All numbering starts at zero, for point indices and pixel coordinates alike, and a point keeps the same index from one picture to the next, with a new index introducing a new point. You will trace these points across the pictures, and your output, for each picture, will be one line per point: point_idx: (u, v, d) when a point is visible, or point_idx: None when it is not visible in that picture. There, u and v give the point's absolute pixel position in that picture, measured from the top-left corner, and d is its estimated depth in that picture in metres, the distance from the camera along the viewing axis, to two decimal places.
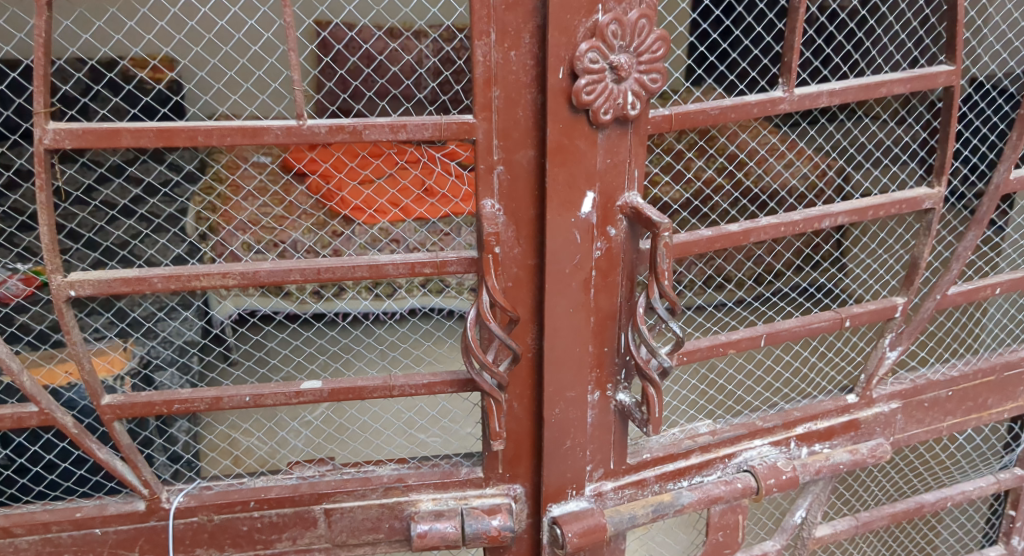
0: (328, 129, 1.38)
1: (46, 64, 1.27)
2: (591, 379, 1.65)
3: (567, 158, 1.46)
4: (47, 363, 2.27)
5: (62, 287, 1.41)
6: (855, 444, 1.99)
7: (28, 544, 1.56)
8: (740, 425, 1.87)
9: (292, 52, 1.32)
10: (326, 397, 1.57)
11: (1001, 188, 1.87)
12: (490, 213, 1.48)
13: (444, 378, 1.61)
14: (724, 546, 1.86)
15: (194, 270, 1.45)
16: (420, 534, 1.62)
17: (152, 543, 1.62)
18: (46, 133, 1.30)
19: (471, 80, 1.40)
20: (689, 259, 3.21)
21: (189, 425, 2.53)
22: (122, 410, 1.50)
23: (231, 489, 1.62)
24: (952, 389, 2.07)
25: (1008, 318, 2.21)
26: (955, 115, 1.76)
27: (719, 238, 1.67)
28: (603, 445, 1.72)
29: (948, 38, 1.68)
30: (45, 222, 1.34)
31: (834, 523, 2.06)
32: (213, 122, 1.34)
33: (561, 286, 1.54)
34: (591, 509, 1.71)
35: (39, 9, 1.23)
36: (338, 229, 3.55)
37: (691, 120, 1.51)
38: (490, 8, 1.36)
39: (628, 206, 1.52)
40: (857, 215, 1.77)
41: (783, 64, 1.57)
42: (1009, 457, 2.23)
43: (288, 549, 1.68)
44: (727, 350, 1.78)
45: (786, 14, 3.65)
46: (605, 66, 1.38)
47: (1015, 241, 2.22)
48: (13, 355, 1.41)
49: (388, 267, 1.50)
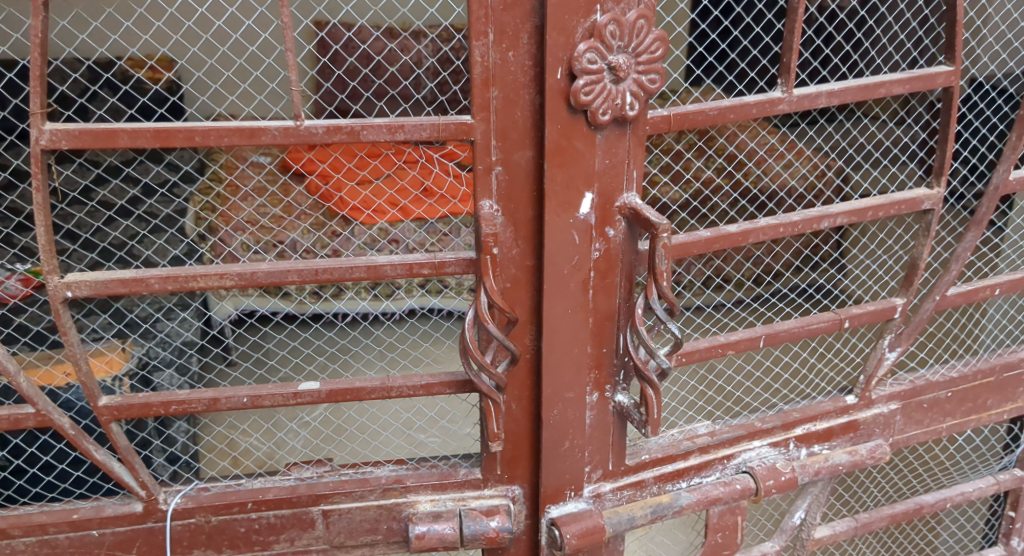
0: (325, 129, 1.38)
1: (43, 65, 1.27)
2: (590, 380, 1.65)
3: (566, 159, 1.45)
4: (44, 364, 2.27)
5: (58, 288, 1.40)
6: (855, 446, 1.99)
7: (25, 545, 1.56)
8: (739, 426, 1.87)
9: (289, 52, 1.32)
10: (324, 398, 1.57)
11: (1001, 188, 1.87)
12: (488, 214, 1.48)
13: (442, 379, 1.60)
14: (724, 547, 1.85)
15: (192, 270, 1.44)
16: (418, 536, 1.62)
17: (149, 545, 1.62)
18: (43, 133, 1.30)
19: (469, 81, 1.40)
20: (689, 260, 3.21)
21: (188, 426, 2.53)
22: (119, 411, 1.50)
23: (229, 490, 1.62)
24: (951, 390, 2.06)
25: (1007, 318, 2.20)
26: (955, 116, 1.75)
27: (718, 238, 1.66)
28: (602, 446, 1.71)
29: (948, 38, 1.68)
30: (41, 222, 1.34)
31: (834, 523, 2.06)
32: (210, 122, 1.34)
33: (560, 287, 1.54)
34: (590, 510, 1.71)
35: (36, 9, 1.23)
36: (337, 229, 3.55)
37: (689, 121, 1.51)
38: (488, 8, 1.36)
39: (627, 206, 1.52)
40: (856, 215, 1.77)
41: (782, 64, 1.56)
42: (1010, 457, 2.22)
43: (286, 550, 1.67)
44: (726, 350, 1.78)
45: (785, 14, 3.65)
46: (604, 66, 1.38)
47: (1014, 242, 2.22)
48: (9, 356, 1.40)
49: (386, 268, 1.49)
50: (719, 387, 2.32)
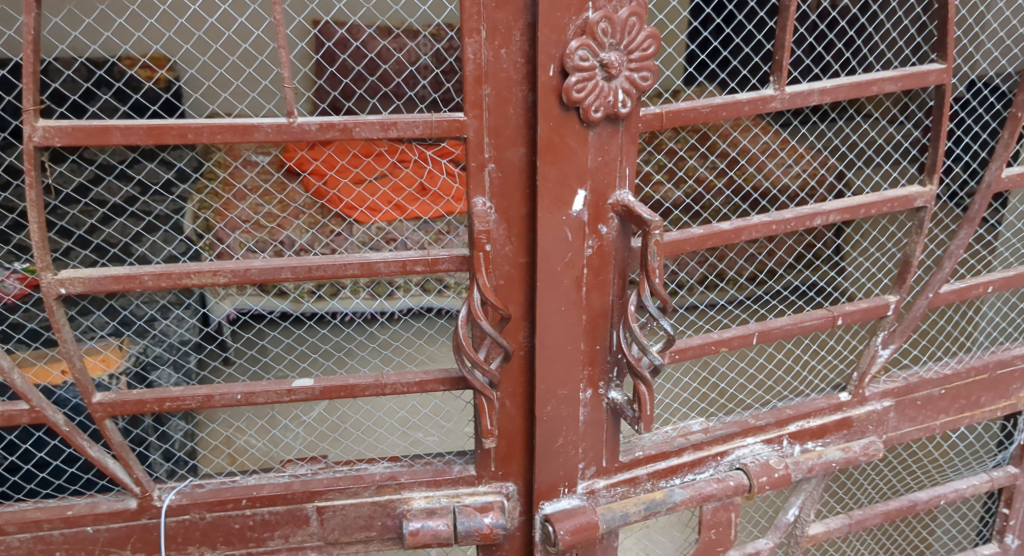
0: (319, 127, 1.38)
1: (35, 62, 1.27)
2: (583, 377, 1.65)
3: (558, 156, 1.45)
4: (38, 361, 2.27)
5: (52, 285, 1.40)
6: (848, 443, 2.00)
7: (20, 542, 1.56)
8: (733, 423, 1.88)
9: (282, 49, 1.32)
10: (318, 395, 1.58)
11: (993, 186, 1.88)
12: (480, 211, 1.48)
13: (435, 376, 1.61)
14: (717, 543, 1.86)
15: (185, 267, 1.44)
16: (412, 532, 1.63)
17: (144, 542, 1.62)
18: (35, 130, 1.30)
19: (462, 78, 1.40)
20: (682, 258, 3.23)
21: (184, 424, 2.54)
22: (113, 408, 1.50)
23: (223, 487, 1.62)
24: (945, 387, 2.07)
25: (1001, 316, 2.21)
26: (946, 114, 1.76)
27: (711, 236, 1.67)
28: (595, 443, 1.72)
29: (940, 37, 1.69)
30: (34, 219, 1.34)
31: (827, 521, 2.07)
32: (203, 119, 1.34)
33: (553, 283, 1.55)
34: (583, 507, 1.72)
35: (28, 6, 1.23)
36: (333, 227, 3.53)
37: (681, 119, 1.52)
38: (480, 6, 1.36)
39: (620, 204, 1.52)
40: (849, 213, 1.77)
41: (774, 62, 1.57)
42: (1003, 455, 2.23)
43: (280, 547, 1.68)
44: (719, 347, 1.79)
45: (778, 12, 3.66)
46: (596, 63, 1.38)
47: (1008, 239, 2.23)
48: (3, 353, 1.40)
49: (379, 265, 1.50)
50: (712, 383, 2.28)
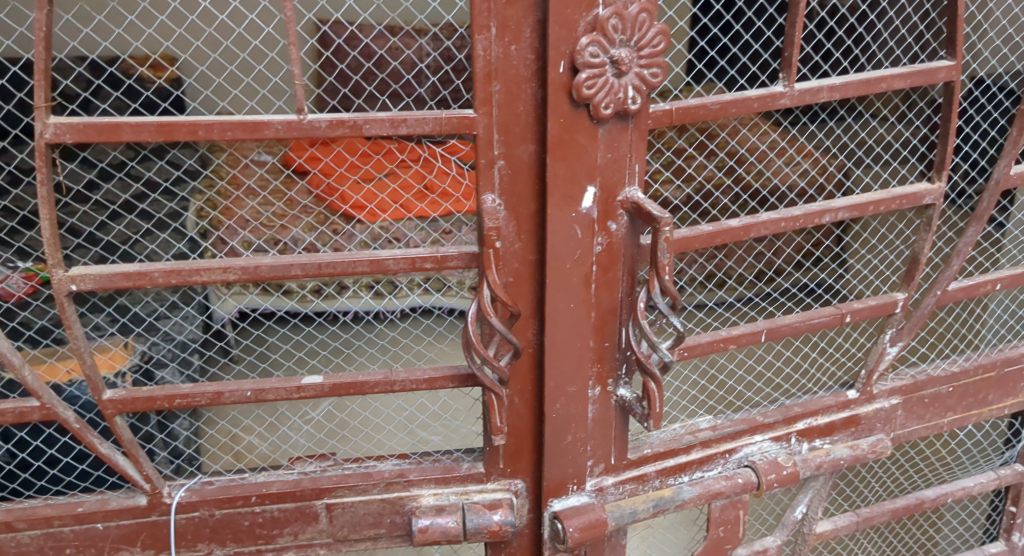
0: (328, 124, 1.38)
1: (46, 59, 1.27)
2: (592, 374, 1.65)
3: (568, 153, 1.45)
4: (48, 358, 2.27)
5: (63, 282, 1.40)
6: (856, 440, 2.00)
7: (30, 539, 1.56)
8: (742, 421, 1.88)
9: (292, 46, 1.32)
10: (327, 392, 1.59)
11: (1002, 183, 1.87)
12: (490, 208, 1.48)
13: (444, 373, 1.61)
14: (725, 541, 1.86)
15: (195, 264, 1.45)
16: (421, 529, 1.64)
17: (153, 538, 1.62)
18: (47, 127, 1.30)
19: (471, 75, 1.40)
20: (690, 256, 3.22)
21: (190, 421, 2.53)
22: (123, 404, 1.50)
23: (232, 484, 1.62)
24: (953, 385, 2.08)
25: (1009, 314, 2.21)
26: (955, 111, 1.76)
27: (720, 233, 1.66)
28: (604, 440, 1.72)
29: (949, 34, 1.68)
30: (46, 216, 1.34)
31: (835, 519, 2.07)
32: (213, 116, 1.35)
33: (562, 280, 1.55)
34: (591, 504, 1.72)
35: (40, 3, 1.23)
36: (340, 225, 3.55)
37: (691, 115, 1.52)
38: (490, 2, 1.36)
39: (629, 201, 1.52)
40: (857, 210, 1.77)
41: (783, 59, 1.57)
42: (1010, 453, 2.23)
43: (289, 544, 1.68)
44: (727, 345, 1.79)
45: (784, 10, 3.66)
46: (606, 60, 1.38)
47: (1015, 237, 2.23)
48: (14, 349, 1.40)
49: (389, 262, 1.51)
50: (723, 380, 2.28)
